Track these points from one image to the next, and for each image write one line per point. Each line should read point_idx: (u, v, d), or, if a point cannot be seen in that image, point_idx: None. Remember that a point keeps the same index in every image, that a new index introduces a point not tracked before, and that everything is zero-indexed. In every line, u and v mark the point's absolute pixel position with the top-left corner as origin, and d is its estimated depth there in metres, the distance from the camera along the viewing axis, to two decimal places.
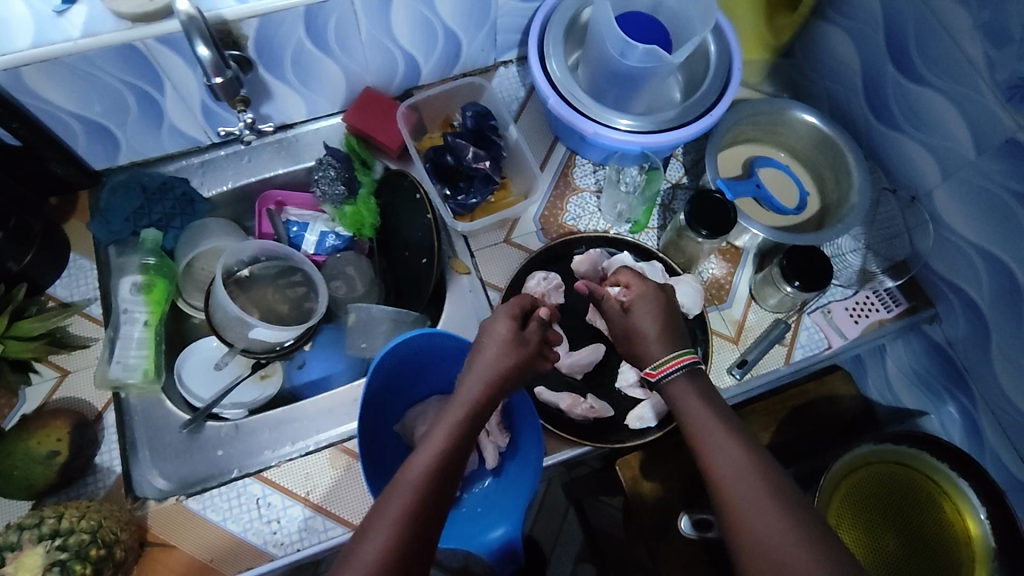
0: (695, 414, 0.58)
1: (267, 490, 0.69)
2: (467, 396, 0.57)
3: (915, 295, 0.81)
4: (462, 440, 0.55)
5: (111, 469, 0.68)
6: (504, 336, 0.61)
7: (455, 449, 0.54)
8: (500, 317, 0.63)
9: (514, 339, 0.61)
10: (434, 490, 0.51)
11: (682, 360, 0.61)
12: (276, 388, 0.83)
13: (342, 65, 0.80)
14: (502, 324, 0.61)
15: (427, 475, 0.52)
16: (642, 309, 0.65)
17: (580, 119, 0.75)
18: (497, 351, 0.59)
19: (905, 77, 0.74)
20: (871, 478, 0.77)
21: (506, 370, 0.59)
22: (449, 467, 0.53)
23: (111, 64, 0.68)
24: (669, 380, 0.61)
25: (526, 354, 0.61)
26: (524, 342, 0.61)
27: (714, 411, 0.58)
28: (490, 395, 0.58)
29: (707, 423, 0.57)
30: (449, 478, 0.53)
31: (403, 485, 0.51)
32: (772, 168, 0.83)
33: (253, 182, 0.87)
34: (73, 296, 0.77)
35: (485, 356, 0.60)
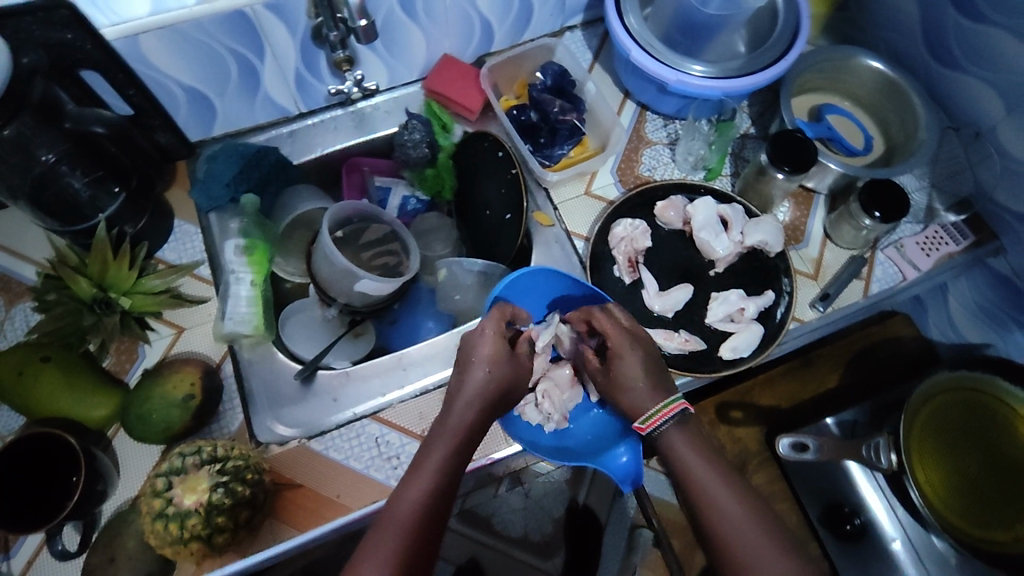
0: (699, 472, 0.60)
1: (385, 429, 0.72)
2: (456, 423, 0.62)
3: (980, 230, 0.85)
4: (454, 463, 0.59)
5: (233, 416, 0.72)
6: (489, 358, 0.65)
7: (448, 474, 0.58)
8: (485, 336, 0.66)
9: (498, 360, 0.66)
10: (429, 518, 0.55)
11: (670, 411, 0.64)
12: (367, 347, 0.87)
13: (425, 32, 0.84)
14: (488, 344, 0.65)
15: (422, 501, 0.55)
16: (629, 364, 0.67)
17: (660, 67, 0.79)
18: (481, 374, 0.64)
19: (966, 18, 0.78)
20: (948, 403, 0.80)
21: (490, 391, 0.64)
22: (443, 492, 0.57)
23: (221, 31, 0.72)
24: (660, 431, 0.64)
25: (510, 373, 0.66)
26: (512, 363, 0.66)
27: (710, 460, 0.61)
28: (478, 416, 0.63)
29: (700, 471, 0.60)
30: (440, 508, 0.56)
31: (399, 514, 0.54)
32: (838, 115, 0.87)
33: (338, 150, 0.90)
34: (181, 259, 0.80)
35: (471, 380, 0.64)
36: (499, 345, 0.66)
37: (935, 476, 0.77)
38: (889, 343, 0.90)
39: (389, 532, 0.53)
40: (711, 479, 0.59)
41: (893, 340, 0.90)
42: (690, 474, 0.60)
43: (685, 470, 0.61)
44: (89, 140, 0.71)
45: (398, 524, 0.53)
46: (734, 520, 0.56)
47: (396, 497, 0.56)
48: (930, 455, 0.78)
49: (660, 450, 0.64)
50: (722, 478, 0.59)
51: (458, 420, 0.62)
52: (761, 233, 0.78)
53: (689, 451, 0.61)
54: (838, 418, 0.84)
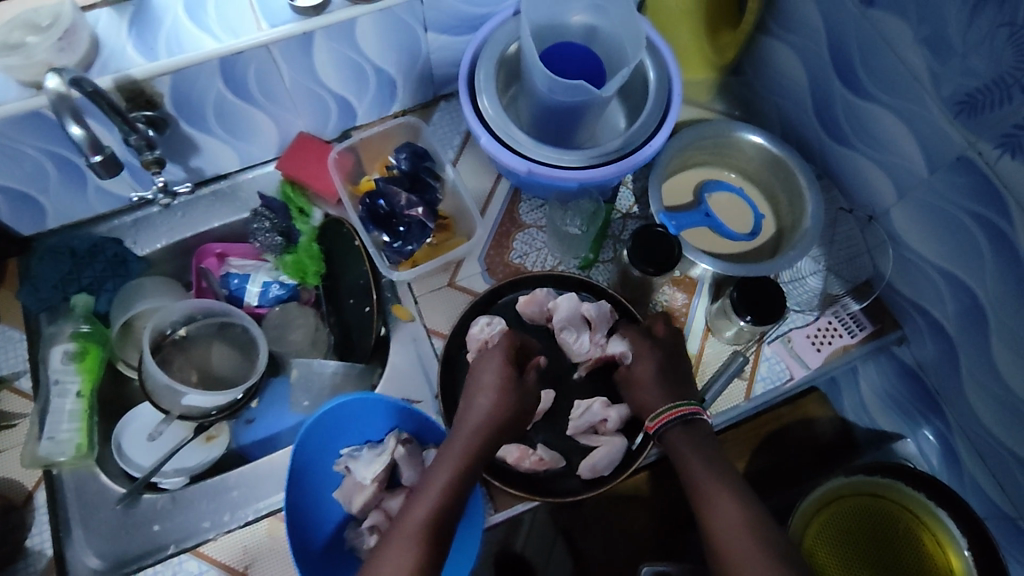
0: (703, 488, 0.60)
1: (203, 566, 0.66)
2: (463, 446, 0.61)
3: (881, 318, 0.77)
4: (461, 483, 0.59)
5: (42, 552, 0.67)
6: (498, 382, 0.65)
7: (452, 496, 0.58)
8: (492, 364, 0.67)
9: (508, 383, 0.65)
10: (433, 538, 0.56)
11: (680, 409, 0.65)
12: (222, 450, 0.78)
13: (270, 114, 0.78)
14: (493, 371, 0.66)
15: (428, 521, 0.56)
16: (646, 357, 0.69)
17: (513, 157, 0.72)
18: (491, 398, 0.64)
19: (853, 94, 0.71)
20: (843, 513, 0.74)
21: (497, 416, 0.63)
22: (448, 511, 0.57)
23: (21, 133, 0.65)
24: (666, 430, 0.65)
25: (520, 396, 0.65)
26: (519, 391, 0.65)
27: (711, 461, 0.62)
28: (490, 438, 0.62)
29: (700, 468, 0.62)
30: (448, 525, 0.57)
31: (405, 534, 0.56)
32: (725, 192, 0.80)
33: (189, 237, 0.84)
34: (2, 369, 0.74)
35: (478, 405, 0.64)
36: (504, 373, 0.65)
37: None
38: (799, 425, 0.84)
39: (397, 547, 0.55)
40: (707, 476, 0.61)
41: (806, 423, 0.85)
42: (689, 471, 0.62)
43: (684, 467, 0.63)
44: None
45: (404, 542, 0.55)
46: (728, 535, 0.57)
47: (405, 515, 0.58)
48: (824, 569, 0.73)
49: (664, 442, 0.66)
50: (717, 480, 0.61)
51: (464, 444, 0.61)
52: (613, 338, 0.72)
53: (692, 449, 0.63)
54: None
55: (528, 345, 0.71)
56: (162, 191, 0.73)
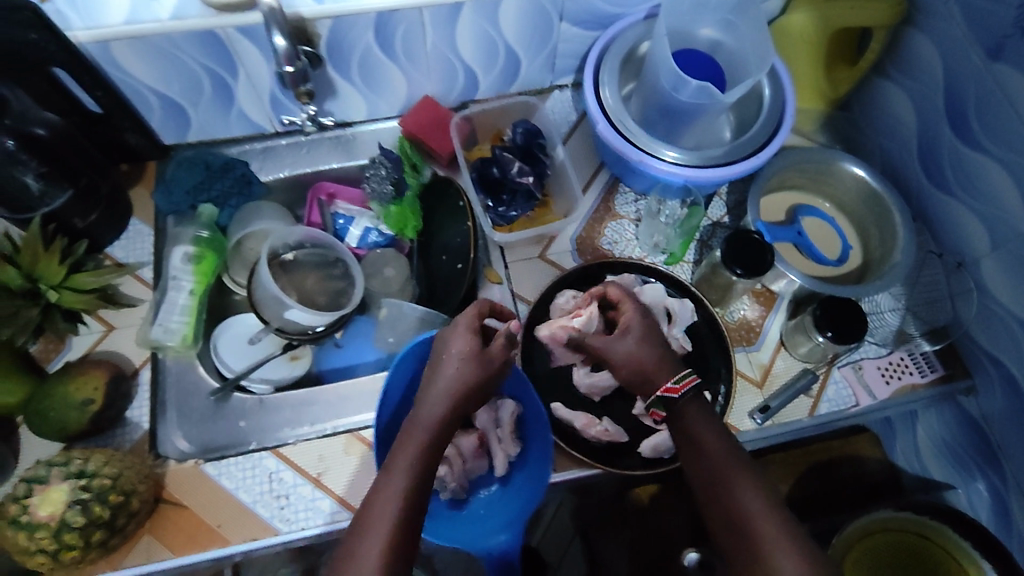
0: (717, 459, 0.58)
1: (281, 465, 0.71)
2: (428, 419, 0.59)
3: (952, 363, 0.79)
4: (429, 460, 0.57)
5: (139, 424, 0.72)
6: (466, 353, 0.62)
7: (421, 476, 0.56)
8: (459, 336, 0.63)
9: (476, 355, 0.62)
10: (410, 518, 0.54)
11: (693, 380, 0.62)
12: (304, 370, 0.85)
13: (405, 72, 0.84)
14: (460, 342, 0.62)
15: (400, 503, 0.54)
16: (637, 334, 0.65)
17: (628, 148, 0.77)
18: (456, 370, 0.61)
19: (962, 142, 0.74)
20: (887, 546, 0.75)
21: (464, 387, 0.61)
22: (417, 494, 0.55)
23: (192, 47, 0.73)
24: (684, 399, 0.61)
25: (490, 370, 0.62)
26: (488, 362, 0.63)
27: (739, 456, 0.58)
28: (453, 411, 0.60)
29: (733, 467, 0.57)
30: (418, 508, 0.55)
31: (380, 518, 0.53)
32: (816, 219, 0.83)
33: (308, 173, 0.91)
34: (128, 258, 0.81)
35: (444, 376, 0.61)
36: (471, 343, 0.62)
37: None
38: (850, 461, 0.84)
39: (374, 535, 0.53)
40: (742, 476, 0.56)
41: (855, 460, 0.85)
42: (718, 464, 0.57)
43: (707, 466, 0.58)
44: (34, 140, 0.70)
45: (377, 529, 0.53)
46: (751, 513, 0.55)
47: (373, 498, 0.55)
48: None
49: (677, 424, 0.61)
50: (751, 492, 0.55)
51: (430, 414, 0.59)
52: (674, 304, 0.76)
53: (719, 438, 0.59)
54: None
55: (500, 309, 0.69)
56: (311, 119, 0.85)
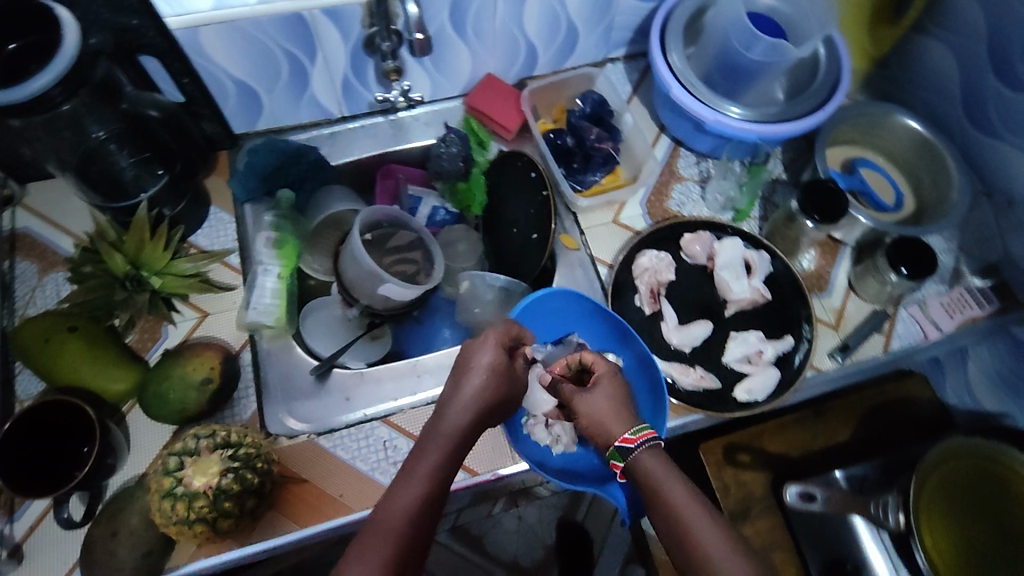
0: (682, 504, 0.55)
1: (394, 433, 0.72)
2: (450, 427, 0.61)
3: (1005, 296, 0.85)
4: (447, 466, 0.58)
5: (247, 406, 0.73)
6: (491, 365, 0.65)
7: (438, 480, 0.57)
8: (485, 348, 0.66)
9: (501, 369, 0.65)
10: (423, 526, 0.54)
11: (646, 436, 0.60)
12: (385, 349, 0.89)
13: (471, 49, 0.87)
14: (490, 354, 0.65)
15: (414, 507, 0.54)
16: (603, 387, 0.65)
17: (703, 108, 0.81)
18: (481, 380, 0.64)
19: (1007, 86, 0.79)
20: (964, 467, 0.80)
21: (488, 400, 0.63)
22: (432, 499, 0.56)
23: (276, 30, 0.74)
24: (642, 452, 0.59)
25: (512, 383, 0.65)
26: (510, 376, 0.66)
27: (695, 496, 0.55)
28: (474, 420, 0.62)
29: (688, 510, 0.54)
30: (431, 514, 0.55)
31: (389, 524, 0.53)
32: (870, 170, 0.88)
33: (376, 155, 0.93)
34: (213, 245, 0.82)
35: (469, 386, 0.63)
36: (500, 357, 0.65)
37: (937, 544, 0.76)
38: (904, 403, 0.92)
39: (380, 543, 0.52)
40: (697, 517, 0.54)
41: (908, 402, 0.92)
42: (671, 507, 0.55)
43: (671, 517, 0.54)
44: (144, 120, 0.72)
45: (386, 532, 0.52)
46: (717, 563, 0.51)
47: (386, 504, 0.55)
48: (941, 516, 0.77)
49: (633, 465, 0.59)
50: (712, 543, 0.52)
51: (454, 424, 0.61)
52: (752, 255, 0.81)
53: (677, 479, 0.56)
54: (847, 472, 0.86)
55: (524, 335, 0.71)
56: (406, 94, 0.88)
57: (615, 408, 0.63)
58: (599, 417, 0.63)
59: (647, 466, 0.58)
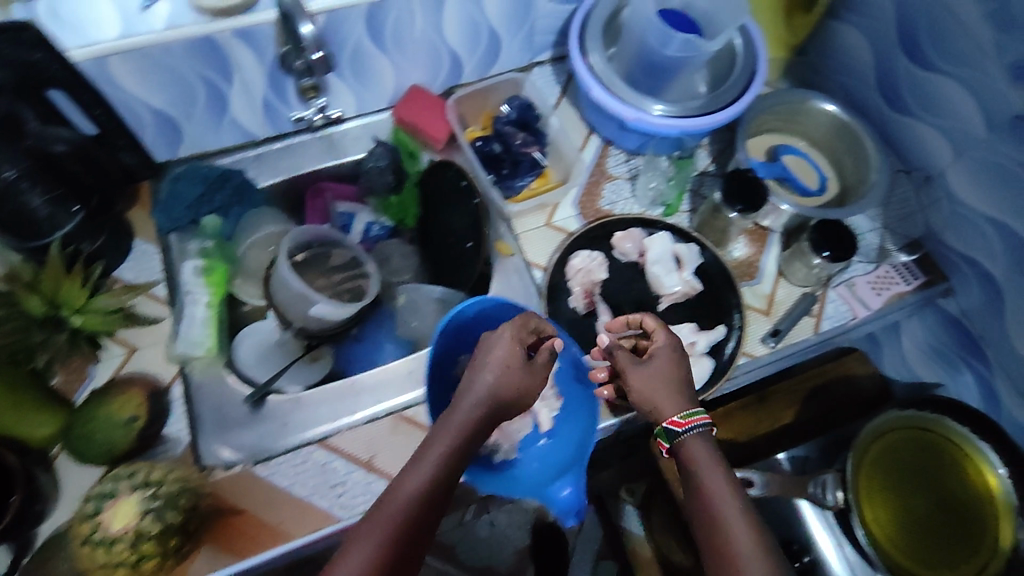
0: (717, 492, 0.57)
1: (332, 456, 0.72)
2: (461, 419, 0.61)
3: (931, 269, 0.86)
4: (455, 458, 0.59)
5: (178, 439, 0.72)
6: (506, 359, 0.64)
7: (445, 470, 0.58)
8: (502, 339, 0.66)
9: (517, 362, 0.65)
10: (425, 511, 0.56)
11: (700, 419, 0.62)
12: (325, 370, 0.87)
13: (393, 62, 0.86)
14: (505, 349, 0.64)
15: (417, 497, 0.56)
16: (661, 359, 0.66)
17: (621, 106, 0.81)
18: (495, 374, 0.63)
19: (917, 66, 0.80)
20: (898, 443, 0.81)
21: (499, 395, 0.63)
22: (437, 490, 0.57)
23: (188, 54, 0.72)
24: (690, 435, 0.61)
25: (527, 377, 0.65)
26: (527, 370, 0.65)
27: (731, 488, 0.58)
28: (486, 415, 0.62)
29: (722, 501, 0.57)
30: (434, 504, 0.57)
31: (392, 508, 0.55)
32: (794, 156, 0.89)
33: (304, 174, 0.91)
34: (138, 278, 0.80)
35: (482, 378, 0.63)
36: (515, 353, 0.65)
37: (879, 524, 0.78)
38: (844, 381, 0.96)
39: (382, 523, 0.54)
40: (733, 512, 0.56)
41: (848, 380, 0.96)
42: (707, 494, 0.57)
43: (706, 504, 0.57)
44: (52, 157, 0.71)
45: (386, 518, 0.54)
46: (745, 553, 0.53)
47: (395, 485, 0.57)
48: (879, 496, 0.79)
49: (676, 448, 0.62)
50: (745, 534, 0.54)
51: (465, 418, 0.61)
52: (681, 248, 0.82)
53: (718, 470, 0.59)
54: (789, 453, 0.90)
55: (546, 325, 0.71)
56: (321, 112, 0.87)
57: (669, 384, 0.64)
58: (652, 390, 0.65)
59: (687, 453, 0.61)
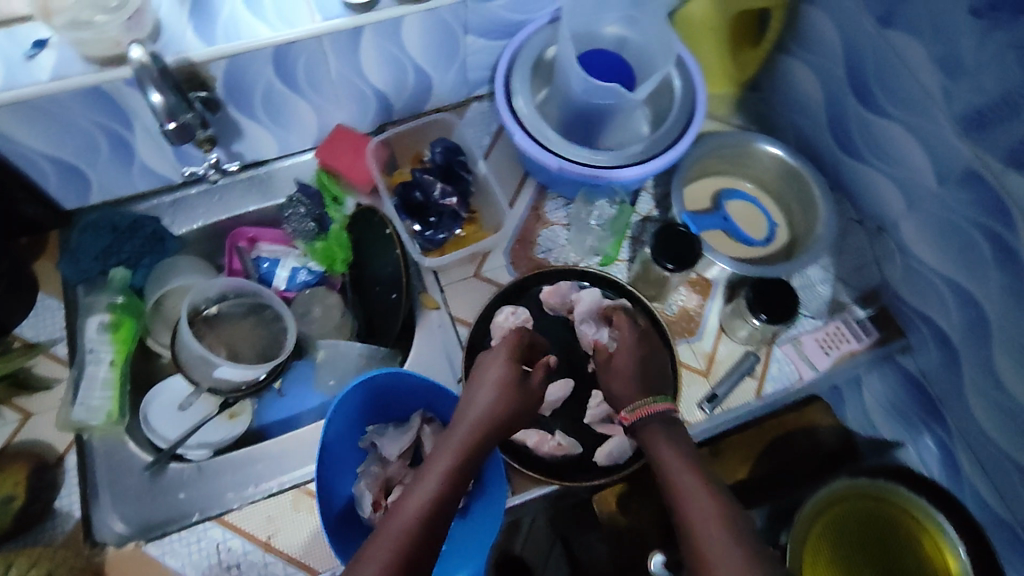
0: (672, 463, 0.61)
1: (228, 534, 0.68)
2: (462, 437, 0.62)
3: (887, 326, 0.80)
4: (461, 470, 0.59)
5: (71, 513, 0.68)
6: (502, 379, 0.66)
7: (452, 481, 0.58)
8: (497, 362, 0.68)
9: (513, 382, 0.66)
10: (436, 518, 0.55)
11: (656, 407, 0.66)
12: (244, 427, 0.81)
13: (313, 104, 0.80)
14: (498, 368, 0.67)
15: (427, 506, 0.55)
16: (624, 351, 0.71)
17: (546, 155, 0.75)
18: (492, 393, 0.65)
19: (868, 110, 0.75)
20: (851, 514, 0.74)
21: (501, 411, 0.64)
22: (445, 500, 0.56)
23: (79, 106, 0.67)
24: (644, 424, 0.66)
25: (525, 396, 0.66)
26: (523, 390, 0.66)
27: (694, 468, 0.61)
28: (488, 432, 0.62)
29: (684, 478, 0.60)
30: (443, 515, 0.56)
31: (401, 518, 0.54)
32: (741, 201, 0.84)
33: (224, 219, 0.87)
34: (39, 336, 0.76)
35: (480, 398, 0.64)
36: (510, 370, 0.66)
37: None
38: (805, 432, 0.83)
39: (391, 530, 0.53)
40: (688, 478, 0.60)
41: (810, 431, 0.83)
42: (668, 475, 0.61)
43: (668, 474, 0.61)
44: None
45: (399, 526, 0.53)
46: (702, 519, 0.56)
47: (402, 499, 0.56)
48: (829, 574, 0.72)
49: (640, 439, 0.66)
50: (704, 494, 0.58)
51: (467, 434, 0.62)
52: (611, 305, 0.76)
53: (678, 451, 0.62)
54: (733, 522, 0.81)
55: (534, 343, 0.72)
56: (213, 167, 0.81)
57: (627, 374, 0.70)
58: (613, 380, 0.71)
59: (650, 441, 0.64)
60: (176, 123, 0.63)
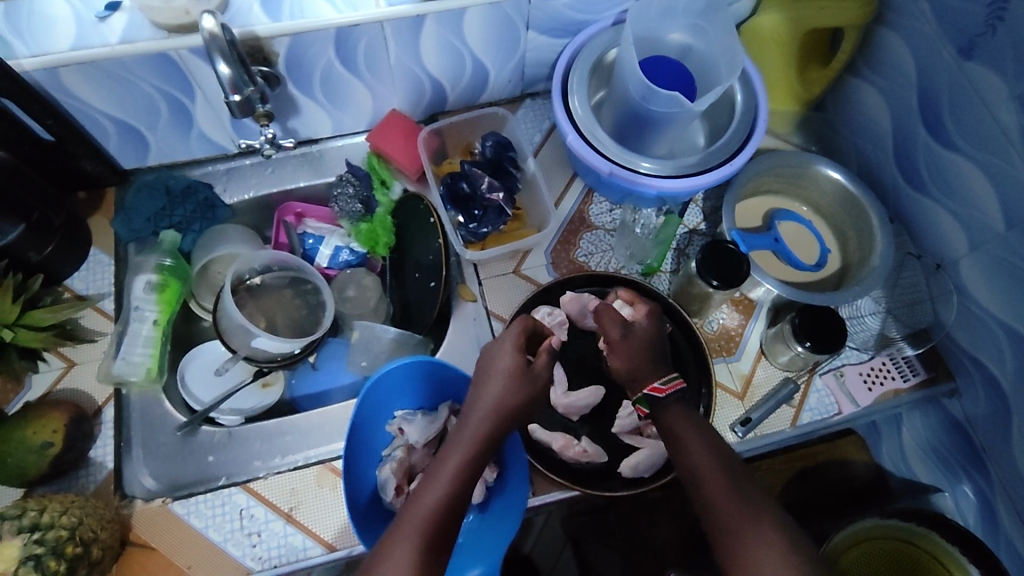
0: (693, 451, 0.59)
1: (251, 501, 0.69)
2: (472, 433, 0.61)
3: (935, 366, 0.77)
4: (472, 469, 0.59)
5: (103, 464, 0.70)
6: (511, 370, 0.64)
7: (465, 482, 0.58)
8: (505, 350, 0.66)
9: (521, 372, 0.64)
10: (446, 521, 0.55)
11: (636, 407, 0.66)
12: (275, 398, 0.84)
13: (368, 86, 0.81)
14: (507, 358, 0.65)
15: (440, 508, 0.56)
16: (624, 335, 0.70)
17: (597, 158, 0.75)
18: (501, 385, 0.63)
19: (937, 143, 0.72)
20: (875, 554, 0.72)
21: (508, 403, 0.62)
22: (457, 501, 0.57)
23: (145, 71, 0.69)
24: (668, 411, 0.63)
25: (533, 387, 0.64)
26: (530, 379, 0.65)
27: (717, 454, 0.59)
28: (496, 425, 0.62)
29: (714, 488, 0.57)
30: (457, 516, 0.57)
31: (414, 522, 0.55)
32: (794, 222, 0.82)
33: (275, 193, 0.88)
34: (88, 289, 0.79)
35: (489, 391, 0.63)
36: (517, 360, 0.65)
37: None
38: (836, 465, 0.82)
39: (407, 533, 0.54)
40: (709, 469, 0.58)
41: (841, 464, 0.83)
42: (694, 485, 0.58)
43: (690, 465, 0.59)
44: None
45: (412, 530, 0.54)
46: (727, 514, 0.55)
47: (415, 499, 0.57)
48: None
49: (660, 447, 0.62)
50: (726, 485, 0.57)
51: (475, 429, 0.61)
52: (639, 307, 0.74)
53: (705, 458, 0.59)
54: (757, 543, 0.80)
55: (540, 332, 0.70)
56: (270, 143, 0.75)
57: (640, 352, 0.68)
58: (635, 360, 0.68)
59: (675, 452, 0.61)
60: (240, 95, 0.65)
